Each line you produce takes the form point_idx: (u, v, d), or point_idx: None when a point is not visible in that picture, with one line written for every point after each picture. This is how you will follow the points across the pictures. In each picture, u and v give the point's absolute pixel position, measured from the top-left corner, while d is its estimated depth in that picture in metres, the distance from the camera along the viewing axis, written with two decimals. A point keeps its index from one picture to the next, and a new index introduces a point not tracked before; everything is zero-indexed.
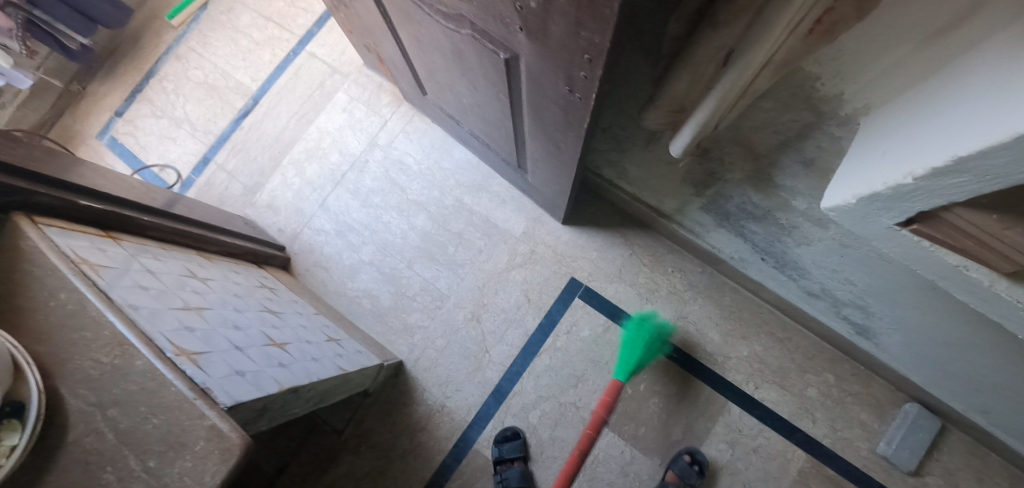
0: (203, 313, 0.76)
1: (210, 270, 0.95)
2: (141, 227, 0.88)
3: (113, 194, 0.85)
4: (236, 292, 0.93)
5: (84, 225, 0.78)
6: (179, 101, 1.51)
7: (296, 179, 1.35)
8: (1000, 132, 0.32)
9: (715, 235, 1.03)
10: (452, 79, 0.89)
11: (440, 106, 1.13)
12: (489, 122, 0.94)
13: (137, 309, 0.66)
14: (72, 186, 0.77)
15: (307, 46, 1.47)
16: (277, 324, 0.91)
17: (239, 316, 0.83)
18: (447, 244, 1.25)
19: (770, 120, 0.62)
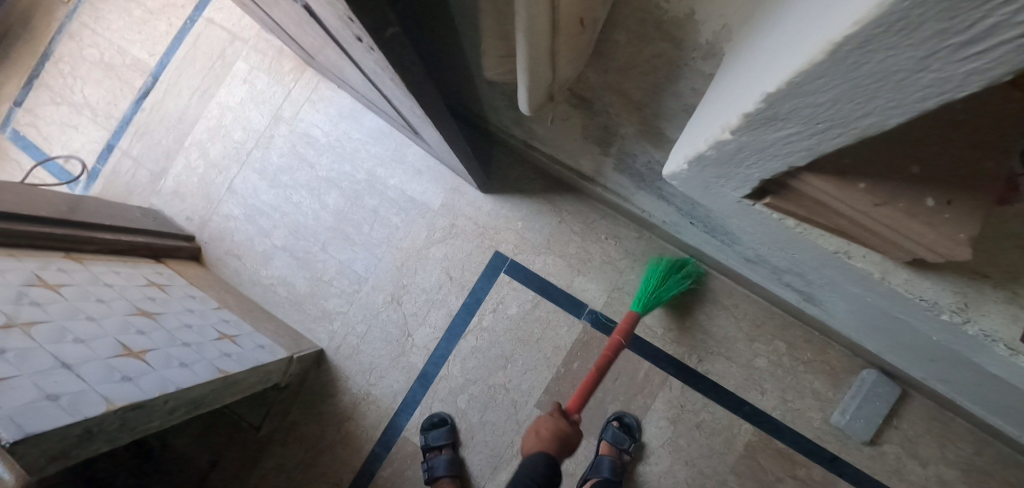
0: (31, 329, 0.68)
1: (74, 274, 0.86)
2: None
3: None
4: (101, 297, 0.84)
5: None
6: (77, 84, 1.41)
7: (200, 161, 1.25)
8: (815, 46, 0.20)
9: (640, 197, 0.91)
10: (307, 37, 0.77)
11: (329, 69, 1.00)
12: (360, 83, 0.83)
13: None
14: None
15: (204, 12, 1.34)
16: (146, 329, 0.83)
17: (88, 326, 0.75)
18: (362, 223, 1.15)
19: (632, 58, 0.49)
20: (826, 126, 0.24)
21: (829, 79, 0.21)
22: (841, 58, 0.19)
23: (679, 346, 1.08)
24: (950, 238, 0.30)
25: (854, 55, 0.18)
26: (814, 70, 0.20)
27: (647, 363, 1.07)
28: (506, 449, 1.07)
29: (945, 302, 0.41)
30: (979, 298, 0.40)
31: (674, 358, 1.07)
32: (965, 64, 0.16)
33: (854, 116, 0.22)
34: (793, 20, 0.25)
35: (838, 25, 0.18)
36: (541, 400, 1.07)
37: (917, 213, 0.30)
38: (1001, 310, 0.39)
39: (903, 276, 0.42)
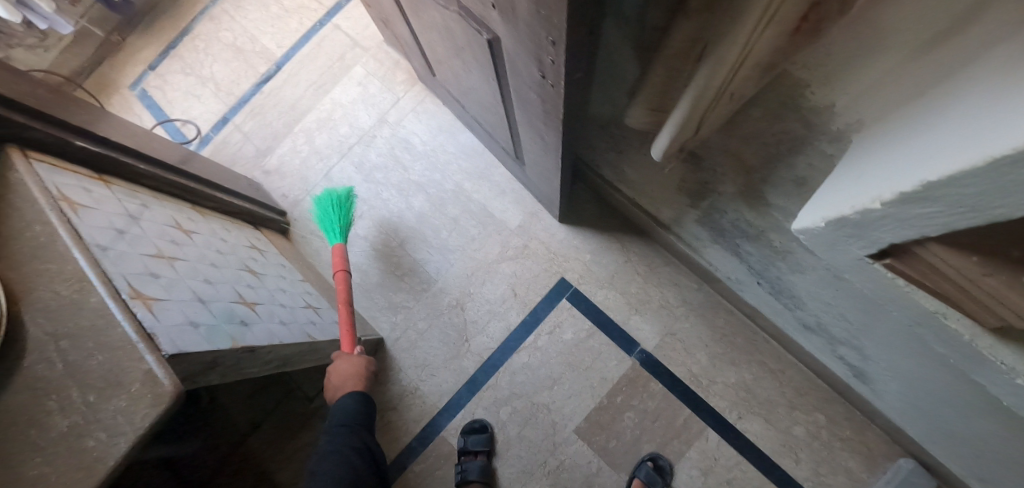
0: (174, 264, 0.78)
1: (199, 224, 0.97)
2: (136, 174, 0.92)
3: (113, 140, 0.88)
4: (220, 249, 0.94)
5: (77, 166, 0.81)
6: (207, 61, 1.58)
7: (305, 146, 1.38)
8: (975, 154, 0.26)
9: (711, 251, 0.98)
10: (451, 60, 0.88)
11: (447, 88, 1.12)
12: (483, 106, 0.93)
13: (104, 251, 0.68)
14: (62, 122, 0.80)
15: (333, 18, 1.50)
16: (253, 285, 0.92)
17: (214, 272, 0.85)
18: (441, 228, 1.24)
19: (759, 130, 0.57)
20: (970, 210, 0.30)
21: (978, 178, 0.27)
22: (998, 168, 0.25)
23: (721, 400, 1.11)
24: None
25: (1005, 168, 0.25)
26: (972, 171, 0.27)
27: (687, 410, 1.11)
28: (538, 467, 1.10)
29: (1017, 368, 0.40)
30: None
31: (714, 411, 1.11)
32: None
33: (994, 207, 0.28)
34: (949, 124, 0.32)
35: (996, 143, 0.25)
36: (580, 426, 1.11)
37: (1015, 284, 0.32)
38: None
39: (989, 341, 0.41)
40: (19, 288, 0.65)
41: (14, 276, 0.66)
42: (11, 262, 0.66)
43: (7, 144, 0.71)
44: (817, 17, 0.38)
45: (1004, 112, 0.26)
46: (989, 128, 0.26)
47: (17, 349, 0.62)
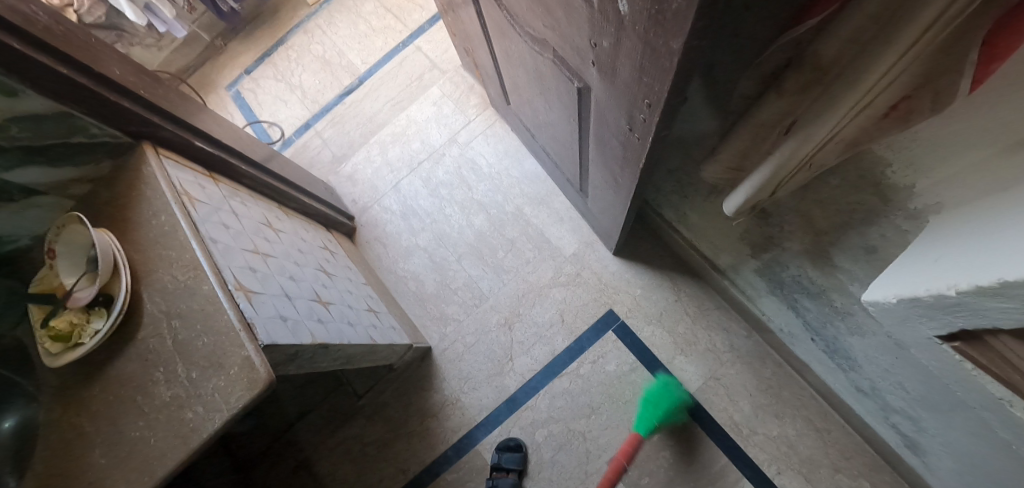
0: (267, 259, 0.86)
1: (284, 224, 1.06)
2: (238, 174, 1.02)
3: (223, 142, 1.00)
4: (301, 248, 1.03)
5: (193, 163, 0.92)
6: (297, 70, 1.72)
7: (378, 157, 1.47)
8: None
9: (766, 301, 0.98)
10: (531, 95, 0.94)
11: (520, 118, 1.18)
12: (556, 139, 0.99)
13: (215, 244, 0.77)
14: (185, 124, 0.91)
15: (416, 40, 1.61)
16: (326, 284, 1.00)
17: (297, 270, 0.93)
18: (498, 248, 1.30)
19: (834, 198, 0.59)
20: None
21: None
22: None
23: (760, 452, 1.10)
24: None
25: None
26: None
27: (724, 458, 1.10)
28: None
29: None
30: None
31: (752, 462, 1.09)
32: None
33: None
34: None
35: None
36: None
37: None
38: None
39: None
40: (143, 270, 0.74)
41: (139, 258, 0.75)
42: (139, 245, 0.76)
43: (143, 141, 0.82)
44: (908, 107, 0.41)
45: None
46: None
47: (137, 321, 0.72)
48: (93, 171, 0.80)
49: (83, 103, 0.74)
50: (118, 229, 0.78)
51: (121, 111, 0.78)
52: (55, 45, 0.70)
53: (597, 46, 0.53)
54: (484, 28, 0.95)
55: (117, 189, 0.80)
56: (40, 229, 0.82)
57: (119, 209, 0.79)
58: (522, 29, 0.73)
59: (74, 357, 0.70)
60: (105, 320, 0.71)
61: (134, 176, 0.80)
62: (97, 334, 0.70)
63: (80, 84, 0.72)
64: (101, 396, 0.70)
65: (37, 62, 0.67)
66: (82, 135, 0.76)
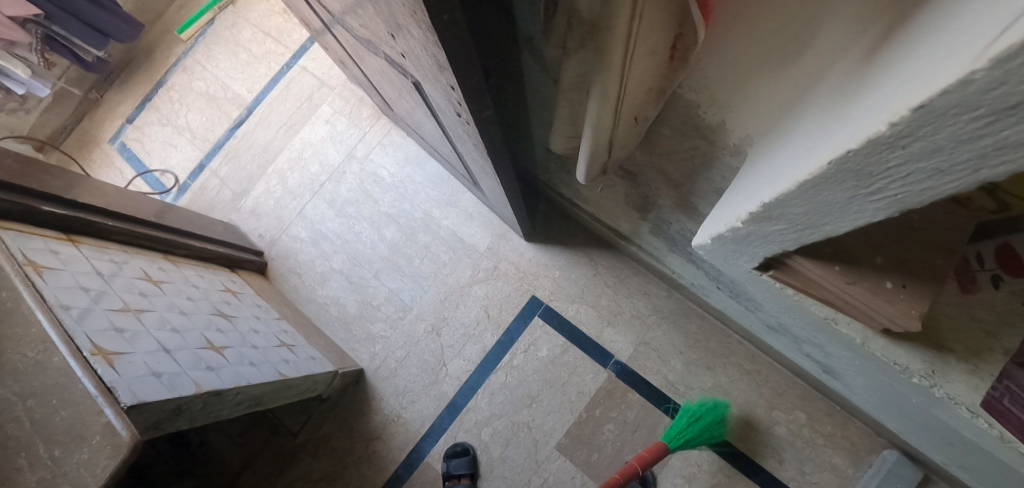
0: (141, 315, 0.79)
1: (171, 273, 1.00)
2: (105, 231, 0.94)
3: (81, 200, 0.91)
4: (191, 296, 0.97)
5: (45, 230, 0.84)
6: (182, 110, 1.63)
7: (278, 187, 1.41)
8: (795, 177, 0.28)
9: (672, 259, 0.99)
10: (399, 97, 0.91)
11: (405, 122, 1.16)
12: (436, 137, 0.96)
13: (68, 309, 0.69)
14: (27, 190, 0.82)
15: (299, 61, 1.56)
16: (224, 328, 0.94)
17: (183, 319, 0.87)
18: (413, 256, 1.28)
19: (675, 147, 0.59)
20: (805, 226, 0.32)
21: (797, 199, 0.29)
22: (808, 188, 0.27)
23: None
24: (904, 313, 0.40)
25: (811, 190, 0.27)
26: (789, 193, 0.29)
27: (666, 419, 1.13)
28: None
29: (915, 368, 0.50)
30: (945, 367, 0.48)
31: None
32: (872, 202, 0.25)
33: (819, 223, 0.30)
34: (793, 145, 0.34)
35: (806, 168, 0.27)
36: (561, 442, 1.13)
37: (879, 291, 0.41)
38: (962, 377, 0.47)
39: (880, 344, 0.52)
40: None
41: None
42: None
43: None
44: (684, 45, 0.40)
45: (819, 136, 0.28)
46: (808, 151, 0.28)
47: None
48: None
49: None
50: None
51: None
52: None
53: (396, 38, 0.52)
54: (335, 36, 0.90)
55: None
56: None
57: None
58: (353, 31, 0.70)
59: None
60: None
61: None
62: None
63: None
64: None
65: None
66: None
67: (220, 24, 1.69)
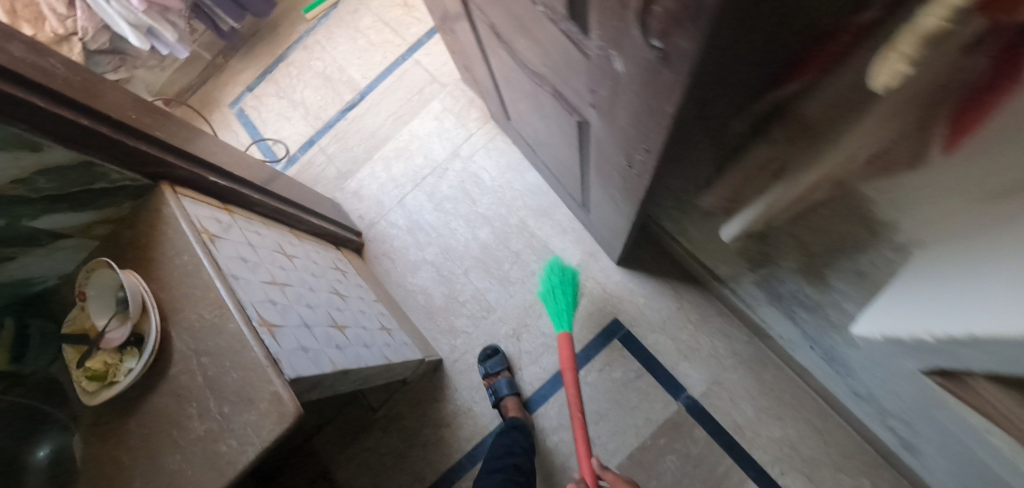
0: (284, 289, 0.86)
1: (297, 248, 1.08)
2: (248, 201, 1.02)
3: (237, 174, 1.00)
4: (314, 272, 1.05)
5: (207, 197, 0.91)
6: (299, 86, 1.74)
7: (382, 173, 1.49)
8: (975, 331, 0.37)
9: (766, 310, 1.04)
10: (538, 118, 0.95)
11: (520, 133, 1.23)
12: (560, 159, 1.01)
13: (236, 279, 0.76)
14: (199, 160, 0.90)
15: (414, 54, 1.64)
16: (340, 307, 1.02)
17: (312, 295, 0.95)
18: (503, 260, 1.35)
19: (829, 226, 0.62)
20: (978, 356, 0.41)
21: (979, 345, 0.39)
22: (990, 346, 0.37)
23: (764, 453, 1.14)
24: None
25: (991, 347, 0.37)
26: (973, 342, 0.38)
27: (729, 460, 1.15)
28: None
29: None
30: None
31: (757, 464, 1.14)
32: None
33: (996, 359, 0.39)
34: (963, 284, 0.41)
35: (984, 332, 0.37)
36: (623, 462, 1.18)
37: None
38: None
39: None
40: (170, 308, 0.73)
41: (166, 297, 0.74)
42: (165, 284, 0.75)
43: (162, 181, 0.83)
44: (885, 157, 0.42)
45: (998, 305, 0.35)
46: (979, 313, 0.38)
47: (167, 361, 0.70)
48: (114, 211, 0.80)
49: (104, 149, 0.74)
50: (145, 270, 0.78)
51: (140, 154, 0.78)
52: (82, 102, 0.71)
53: (597, 91, 0.55)
54: (488, 52, 0.95)
55: (141, 228, 0.81)
56: (69, 265, 0.83)
57: (142, 249, 0.80)
58: (522, 62, 0.75)
59: (110, 395, 0.69)
60: (139, 358, 0.70)
61: (155, 215, 0.81)
62: (131, 371, 0.69)
63: (98, 132, 0.73)
64: (138, 431, 0.70)
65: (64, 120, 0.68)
66: (106, 180, 0.76)
67: (343, 9, 1.79)
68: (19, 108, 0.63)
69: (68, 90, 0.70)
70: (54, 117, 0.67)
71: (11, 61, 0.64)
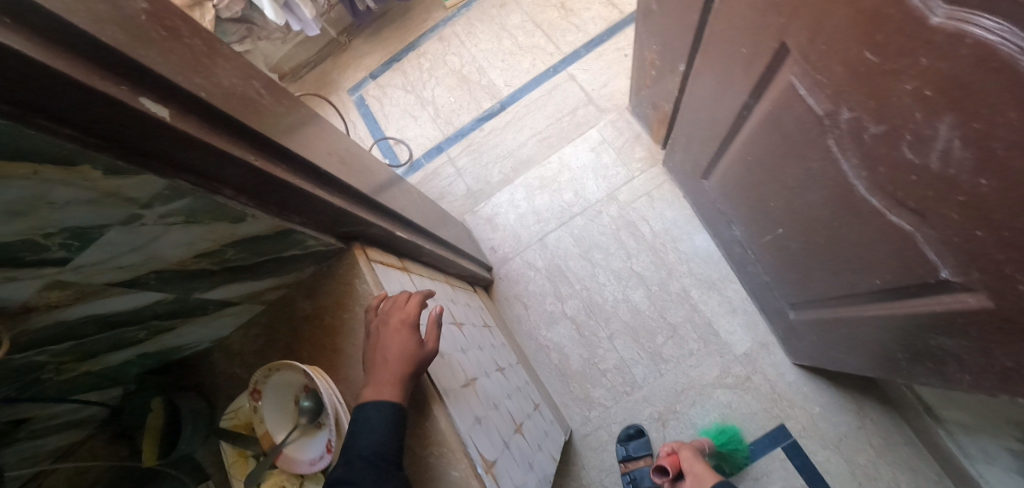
0: (477, 388, 0.71)
1: (461, 308, 0.92)
2: (422, 254, 0.84)
3: (416, 223, 0.82)
4: (481, 343, 0.89)
5: (387, 255, 0.72)
6: (430, 82, 1.57)
7: (523, 202, 1.32)
8: None
9: (999, 471, 0.84)
10: (805, 213, 0.74)
11: (714, 200, 1.07)
12: (810, 255, 0.80)
13: (447, 394, 0.61)
14: (386, 210, 0.71)
15: (569, 67, 1.44)
16: (510, 393, 0.87)
17: (493, 386, 0.79)
18: (657, 332, 1.18)
19: None
20: None
21: None
22: None
23: None
24: None
25: None
26: None
27: None
28: None
29: None
30: None
31: None
32: None
33: None
34: None
35: None
36: None
37: None
38: None
39: None
40: None
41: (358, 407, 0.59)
42: (357, 391, 0.59)
43: (354, 244, 0.64)
44: None
45: None
46: None
47: None
48: (294, 276, 0.62)
49: (302, 211, 0.55)
50: (330, 364, 0.60)
51: (342, 216, 0.59)
52: (295, 151, 0.55)
53: None
54: (754, 119, 0.74)
55: (325, 302, 0.62)
56: (228, 330, 0.64)
57: (325, 331, 0.62)
58: (866, 156, 0.57)
59: None
60: None
61: (345, 290, 0.62)
62: None
63: (305, 192, 0.54)
64: None
65: (276, 183, 0.50)
66: (296, 246, 0.57)
67: (489, 2, 1.61)
68: (222, 168, 0.45)
69: (275, 133, 0.53)
70: (259, 177, 0.48)
71: (221, 101, 0.46)
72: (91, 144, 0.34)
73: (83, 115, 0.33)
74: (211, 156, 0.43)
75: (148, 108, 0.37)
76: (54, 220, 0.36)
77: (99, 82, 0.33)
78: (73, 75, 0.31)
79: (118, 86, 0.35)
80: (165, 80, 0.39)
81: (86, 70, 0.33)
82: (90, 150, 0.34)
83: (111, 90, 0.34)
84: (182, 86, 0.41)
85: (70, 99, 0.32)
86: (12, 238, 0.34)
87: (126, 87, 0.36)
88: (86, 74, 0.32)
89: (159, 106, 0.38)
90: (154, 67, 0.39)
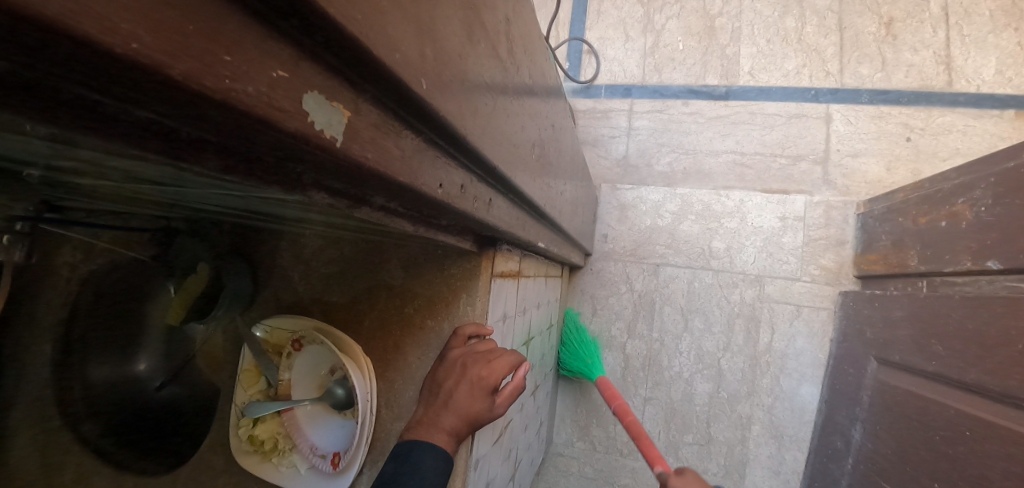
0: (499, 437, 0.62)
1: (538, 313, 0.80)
2: (542, 253, 0.70)
3: (561, 223, 0.66)
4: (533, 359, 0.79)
5: (511, 256, 0.58)
6: (671, 7, 1.25)
7: (669, 216, 1.11)
8: None
9: None
10: None
11: (863, 379, 0.86)
12: None
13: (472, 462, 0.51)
14: (544, 215, 0.55)
15: (834, 103, 1.10)
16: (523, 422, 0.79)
17: (514, 421, 0.71)
18: (691, 431, 1.06)
19: None
20: None
21: None
22: None
23: None
24: None
25: None
26: None
27: None
28: None
29: None
30: None
31: None
32: None
33: None
34: None
35: None
36: None
37: None
38: None
39: None
40: (378, 431, 0.50)
41: (383, 411, 0.51)
42: (392, 397, 0.51)
43: (488, 251, 0.49)
44: None
45: None
46: None
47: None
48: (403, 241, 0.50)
49: (455, 222, 0.39)
50: (381, 354, 0.52)
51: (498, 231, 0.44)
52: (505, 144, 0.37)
53: None
54: None
55: (417, 289, 0.51)
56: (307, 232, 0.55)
57: (399, 317, 0.52)
58: None
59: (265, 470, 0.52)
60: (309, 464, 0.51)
61: (444, 295, 0.50)
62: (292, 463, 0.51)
63: (479, 217, 0.36)
64: None
65: (455, 211, 0.32)
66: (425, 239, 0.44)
67: None
68: (393, 192, 0.27)
69: (496, 127, 0.33)
70: (436, 205, 0.30)
71: (453, 85, 0.25)
72: (181, 148, 0.17)
73: (173, 117, 0.15)
74: (385, 184, 0.25)
75: (312, 121, 0.17)
76: (111, 168, 0.22)
77: (235, 72, 0.14)
78: (177, 64, 0.12)
79: (274, 73, 0.15)
80: (382, 60, 0.18)
81: (222, 40, 0.13)
82: (178, 156, 0.18)
83: (250, 91, 0.14)
84: (405, 66, 0.20)
85: (151, 98, 0.13)
86: (45, 161, 0.21)
87: (291, 70, 0.16)
88: (211, 56, 0.13)
89: (335, 107, 0.18)
90: (375, 26, 0.17)
